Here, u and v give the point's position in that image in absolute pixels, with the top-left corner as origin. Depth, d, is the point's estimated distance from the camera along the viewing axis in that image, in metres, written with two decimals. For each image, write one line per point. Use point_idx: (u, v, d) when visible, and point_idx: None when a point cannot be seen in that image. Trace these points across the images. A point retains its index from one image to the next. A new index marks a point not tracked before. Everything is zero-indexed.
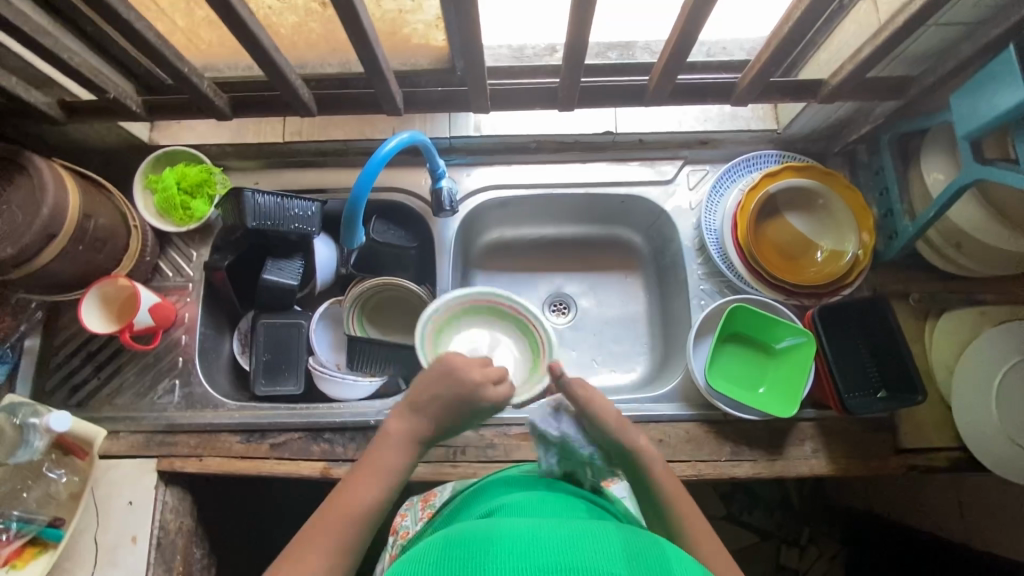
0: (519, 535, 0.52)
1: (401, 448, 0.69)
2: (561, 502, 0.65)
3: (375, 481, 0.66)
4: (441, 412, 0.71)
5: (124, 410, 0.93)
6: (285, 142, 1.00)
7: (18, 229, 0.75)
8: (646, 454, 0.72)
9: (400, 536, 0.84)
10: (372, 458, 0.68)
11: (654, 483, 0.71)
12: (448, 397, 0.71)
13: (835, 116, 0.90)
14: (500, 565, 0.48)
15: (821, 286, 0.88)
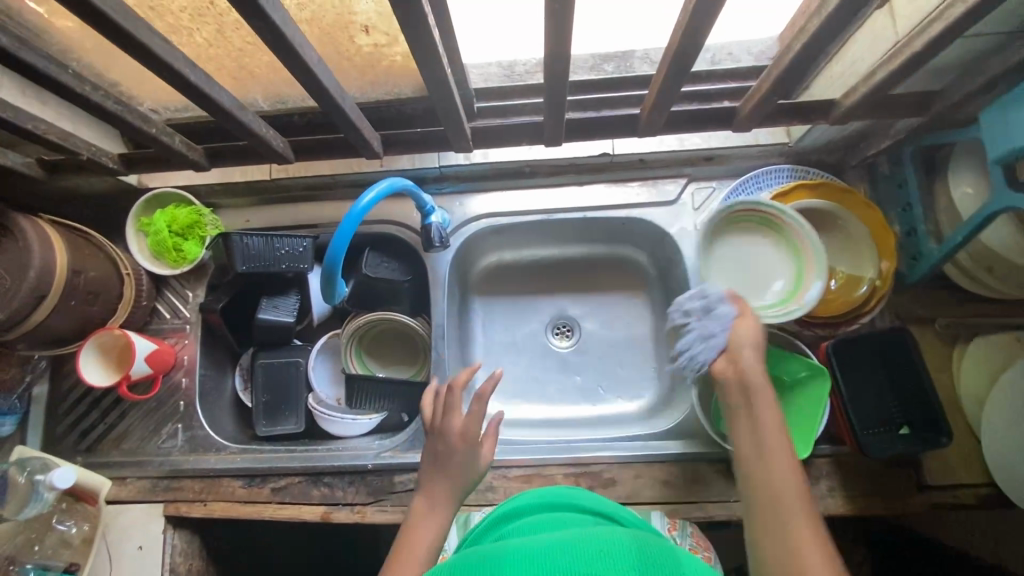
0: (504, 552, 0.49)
1: (427, 526, 0.65)
2: (568, 520, 0.62)
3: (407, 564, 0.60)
4: (455, 481, 0.69)
5: (130, 454, 0.94)
6: (272, 178, 0.97)
7: (8, 292, 0.75)
8: (755, 379, 0.66)
9: None
10: (404, 544, 0.63)
11: (750, 405, 0.64)
12: (455, 461, 0.70)
13: (852, 129, 0.83)
14: None
15: (838, 315, 0.82)
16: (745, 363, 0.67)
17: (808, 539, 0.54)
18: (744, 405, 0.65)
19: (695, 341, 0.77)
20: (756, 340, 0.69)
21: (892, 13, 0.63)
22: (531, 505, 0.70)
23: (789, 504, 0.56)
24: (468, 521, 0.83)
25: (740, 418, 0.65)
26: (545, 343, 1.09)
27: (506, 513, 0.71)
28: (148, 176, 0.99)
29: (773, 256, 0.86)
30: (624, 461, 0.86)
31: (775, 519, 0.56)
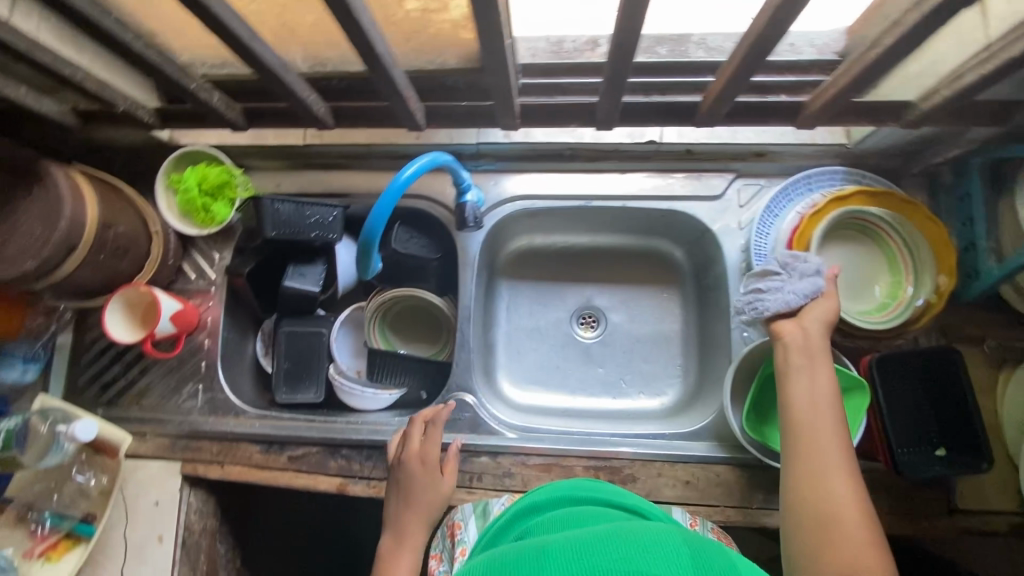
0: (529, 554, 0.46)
1: (405, 558, 0.76)
2: (594, 516, 0.59)
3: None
4: (419, 515, 0.78)
5: (150, 411, 0.95)
6: (305, 144, 0.95)
7: (37, 243, 0.74)
8: (818, 346, 0.70)
9: None
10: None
11: (812, 367, 0.69)
12: (417, 496, 0.80)
13: (917, 134, 0.78)
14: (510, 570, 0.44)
15: (884, 329, 0.78)
16: (819, 331, 0.71)
17: (847, 496, 0.61)
18: (807, 368, 0.69)
19: (773, 291, 0.75)
20: (832, 314, 0.71)
21: (988, 11, 0.58)
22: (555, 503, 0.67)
23: (832, 464, 0.63)
24: (487, 509, 0.80)
25: (798, 375, 0.69)
26: (570, 332, 1.07)
27: (527, 509, 0.69)
28: (180, 132, 0.97)
29: (874, 264, 0.82)
30: (646, 458, 0.84)
31: (819, 473, 0.63)
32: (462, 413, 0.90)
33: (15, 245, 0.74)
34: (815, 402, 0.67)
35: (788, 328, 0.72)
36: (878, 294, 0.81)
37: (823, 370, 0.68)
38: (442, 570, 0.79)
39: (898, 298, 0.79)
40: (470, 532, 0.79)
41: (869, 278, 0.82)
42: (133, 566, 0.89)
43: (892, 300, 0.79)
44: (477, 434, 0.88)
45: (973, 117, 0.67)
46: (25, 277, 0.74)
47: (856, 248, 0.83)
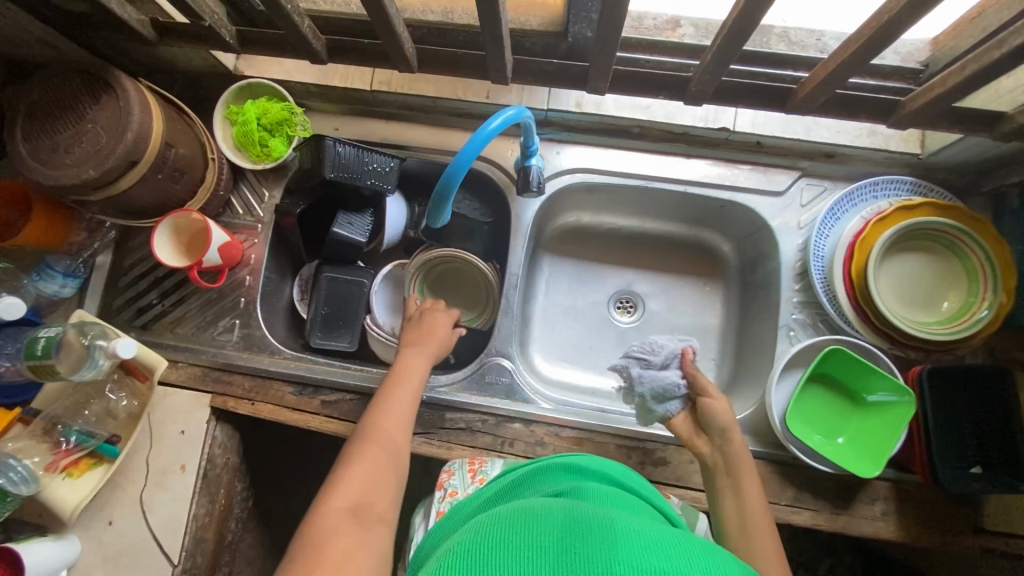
0: (600, 529, 0.46)
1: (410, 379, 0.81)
2: (630, 503, 0.60)
3: (400, 406, 0.77)
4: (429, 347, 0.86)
5: (185, 340, 0.94)
6: (371, 90, 0.92)
7: (101, 152, 0.73)
8: (738, 460, 0.74)
9: (447, 495, 0.77)
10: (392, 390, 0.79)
11: (737, 484, 0.72)
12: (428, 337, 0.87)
13: (998, 151, 0.77)
14: (584, 546, 0.44)
15: (936, 343, 0.78)
16: (730, 445, 0.75)
17: None
18: (731, 485, 0.73)
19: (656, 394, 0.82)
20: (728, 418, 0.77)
21: None
22: (589, 474, 0.67)
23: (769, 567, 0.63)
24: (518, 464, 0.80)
25: (725, 495, 0.72)
26: (607, 314, 1.06)
27: (563, 466, 0.68)
28: (245, 64, 0.95)
29: (945, 277, 0.81)
30: (681, 443, 0.84)
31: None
32: (500, 378, 0.89)
33: (80, 152, 0.73)
34: (743, 513, 0.69)
35: (705, 448, 0.78)
36: (946, 309, 0.81)
37: (746, 485, 0.71)
38: (452, 486, 0.78)
39: (970, 313, 0.78)
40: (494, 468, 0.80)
41: (938, 290, 0.81)
42: (153, 491, 0.88)
43: (962, 316, 0.78)
44: (512, 400, 0.88)
45: None
46: (85, 186, 0.73)
47: (926, 260, 0.82)
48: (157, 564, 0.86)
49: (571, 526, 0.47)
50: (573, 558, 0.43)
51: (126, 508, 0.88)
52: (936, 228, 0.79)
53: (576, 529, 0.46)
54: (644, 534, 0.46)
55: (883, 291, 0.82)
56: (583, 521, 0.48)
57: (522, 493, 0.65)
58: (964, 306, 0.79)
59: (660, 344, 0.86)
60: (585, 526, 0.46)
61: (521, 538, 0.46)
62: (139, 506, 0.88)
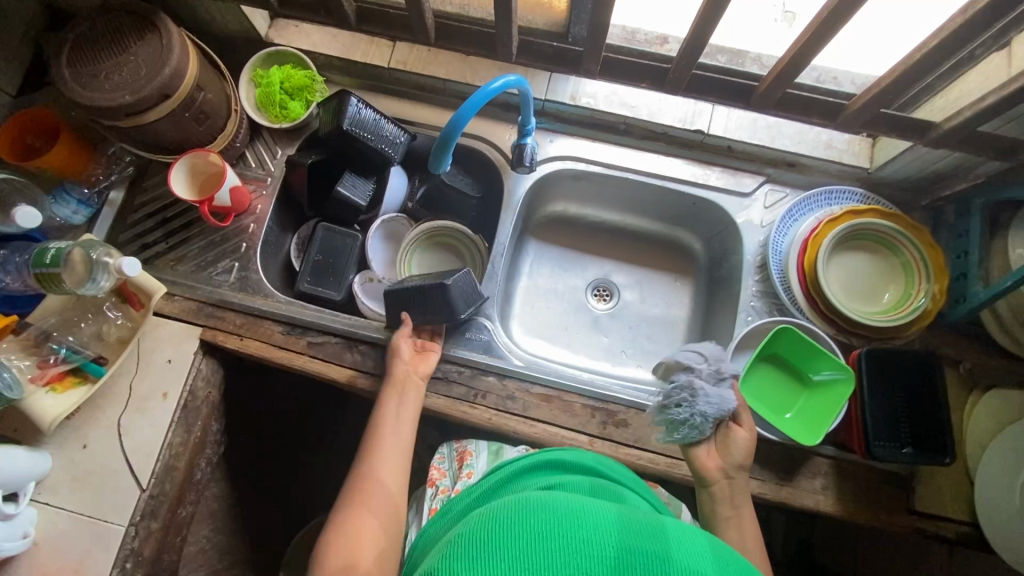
0: (594, 518, 0.51)
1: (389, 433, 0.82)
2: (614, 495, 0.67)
3: (386, 466, 0.78)
4: (394, 399, 0.85)
5: (183, 277, 0.98)
6: (388, 67, 1.02)
7: (139, 82, 0.80)
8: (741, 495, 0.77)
9: (437, 492, 0.86)
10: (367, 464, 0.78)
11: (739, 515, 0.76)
12: (393, 386, 0.86)
13: (934, 166, 0.89)
14: (573, 533, 0.48)
15: (878, 329, 0.87)
16: (738, 482, 0.78)
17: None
18: (733, 517, 0.76)
19: (700, 395, 0.79)
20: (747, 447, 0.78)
21: (1014, 52, 0.70)
22: (580, 469, 0.74)
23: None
24: (499, 449, 0.88)
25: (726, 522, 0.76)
26: (584, 299, 1.13)
27: (553, 462, 0.74)
28: (276, 34, 1.04)
29: (886, 274, 0.91)
30: (641, 407, 0.90)
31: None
32: (479, 335, 0.95)
33: (118, 79, 0.80)
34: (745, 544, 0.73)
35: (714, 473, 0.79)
36: (886, 301, 0.90)
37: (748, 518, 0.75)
38: (442, 484, 0.87)
39: (906, 304, 0.87)
40: (479, 461, 0.87)
41: (879, 284, 0.91)
42: (132, 416, 0.91)
43: (901, 307, 0.88)
44: (487, 356, 0.94)
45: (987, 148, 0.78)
46: (118, 109, 0.80)
47: (870, 258, 0.92)
48: (126, 486, 0.88)
49: (566, 510, 0.51)
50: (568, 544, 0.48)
51: (102, 430, 0.90)
52: (879, 230, 0.90)
53: (571, 516, 0.51)
54: (640, 523, 0.52)
55: (832, 282, 0.91)
56: (576, 507, 0.52)
57: (518, 485, 0.71)
58: (901, 299, 0.89)
59: (725, 365, 0.83)
60: (577, 516, 0.51)
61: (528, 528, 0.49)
62: (116, 429, 0.90)
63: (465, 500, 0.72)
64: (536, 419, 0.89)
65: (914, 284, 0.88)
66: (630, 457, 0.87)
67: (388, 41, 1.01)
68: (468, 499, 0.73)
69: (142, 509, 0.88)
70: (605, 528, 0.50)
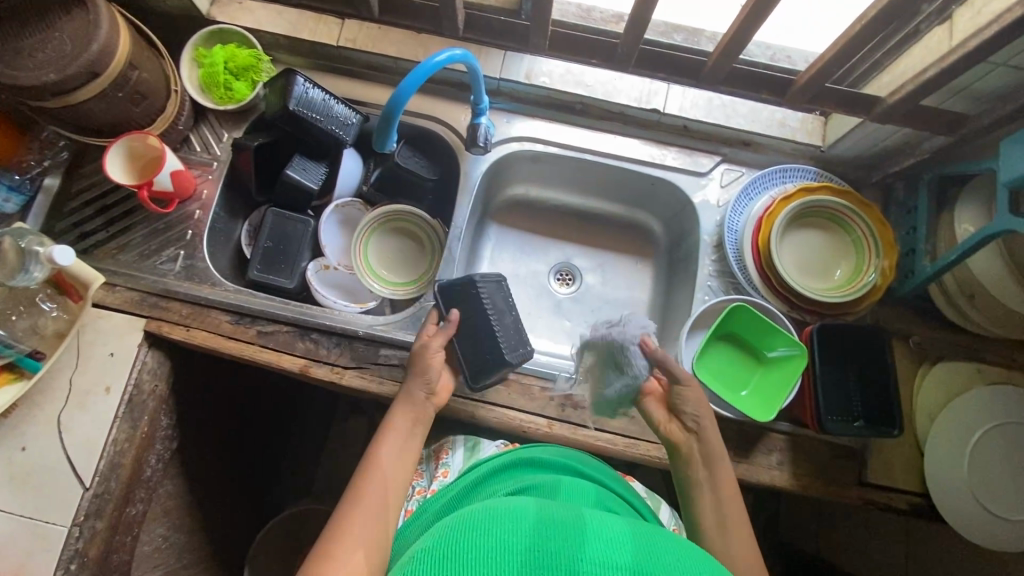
0: (525, 520, 0.52)
1: (395, 445, 0.74)
2: (577, 490, 0.67)
3: (389, 473, 0.71)
4: (404, 425, 0.77)
5: (125, 267, 0.94)
6: (337, 46, 0.99)
7: (65, 59, 0.76)
8: (716, 457, 0.76)
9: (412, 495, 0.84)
10: (361, 483, 0.69)
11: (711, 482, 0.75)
12: (407, 411, 0.78)
13: (884, 142, 0.90)
14: (501, 535, 0.49)
15: (829, 305, 0.88)
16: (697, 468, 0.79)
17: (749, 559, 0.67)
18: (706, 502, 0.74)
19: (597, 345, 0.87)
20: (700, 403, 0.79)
21: (953, 24, 0.70)
22: (556, 468, 0.75)
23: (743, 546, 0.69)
24: (476, 445, 0.87)
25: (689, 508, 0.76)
26: (546, 283, 1.12)
27: (530, 462, 0.75)
28: (218, 11, 1.00)
29: (839, 251, 0.92)
30: None
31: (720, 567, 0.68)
32: None
33: (42, 57, 0.76)
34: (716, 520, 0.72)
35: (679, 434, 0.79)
36: (839, 278, 0.91)
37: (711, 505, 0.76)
38: (420, 485, 0.85)
39: (857, 280, 0.89)
40: (456, 459, 0.86)
41: (832, 260, 0.92)
42: (73, 413, 0.87)
43: (853, 283, 0.89)
44: None
45: (931, 122, 0.79)
46: (42, 89, 0.76)
47: (823, 235, 0.93)
48: (69, 485, 0.85)
49: (500, 517, 0.52)
50: (499, 543, 0.48)
51: (41, 428, 0.86)
52: (831, 207, 0.90)
53: (502, 521, 0.51)
54: (573, 520, 0.52)
55: (786, 259, 0.92)
56: (511, 513, 0.53)
57: (489, 486, 0.72)
58: (853, 275, 0.90)
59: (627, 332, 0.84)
60: (507, 520, 0.52)
61: (464, 535, 0.50)
62: (56, 426, 0.86)
63: (438, 499, 0.72)
64: (494, 403, 0.88)
65: (865, 260, 0.89)
66: (589, 439, 0.87)
67: (335, 18, 0.98)
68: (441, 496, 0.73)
69: (86, 508, 0.85)
70: (535, 528, 0.50)
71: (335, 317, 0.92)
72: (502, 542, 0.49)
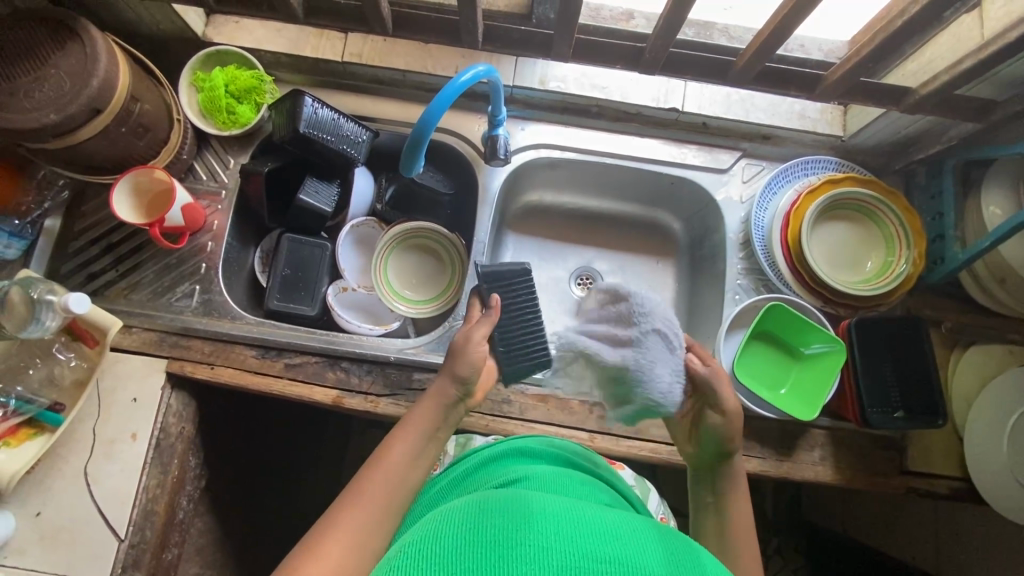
0: (510, 513, 0.48)
1: (411, 438, 0.65)
2: (571, 484, 0.63)
3: (399, 466, 0.62)
4: (423, 430, 0.66)
5: (139, 306, 0.90)
6: (342, 61, 0.95)
7: (64, 98, 0.72)
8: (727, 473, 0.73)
9: None
10: (364, 483, 0.60)
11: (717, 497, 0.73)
12: (430, 416, 0.67)
13: (906, 131, 0.89)
14: (517, 537, 0.44)
15: (863, 298, 0.88)
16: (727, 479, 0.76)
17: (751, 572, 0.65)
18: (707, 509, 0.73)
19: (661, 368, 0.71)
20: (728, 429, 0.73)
21: (985, 13, 0.70)
22: (550, 458, 0.71)
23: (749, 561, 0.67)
24: (468, 443, 0.87)
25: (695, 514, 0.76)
26: (568, 290, 1.10)
27: (524, 451, 0.72)
28: (214, 32, 0.96)
29: (868, 241, 0.92)
30: None
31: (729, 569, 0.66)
32: None
33: (39, 96, 0.72)
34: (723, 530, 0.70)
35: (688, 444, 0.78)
36: (869, 269, 0.91)
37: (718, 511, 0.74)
38: None
39: (888, 271, 0.89)
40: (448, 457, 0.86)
41: (861, 251, 0.92)
42: (100, 463, 0.84)
43: (886, 274, 0.88)
44: None
45: (961, 110, 0.78)
46: (42, 131, 0.72)
47: (851, 226, 0.92)
48: (102, 539, 0.82)
49: (491, 510, 0.48)
50: (517, 545, 0.44)
51: (67, 481, 0.83)
52: (858, 198, 0.90)
53: (489, 517, 0.47)
54: (601, 522, 0.48)
55: (816, 254, 0.92)
56: (494, 505, 0.49)
57: (480, 479, 0.68)
58: (884, 265, 0.90)
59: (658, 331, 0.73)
60: (497, 514, 0.47)
61: (479, 539, 0.45)
62: (82, 478, 0.83)
63: (430, 489, 0.72)
64: (533, 420, 0.88)
65: (897, 249, 0.88)
66: (632, 451, 0.86)
67: (339, 33, 0.94)
68: (433, 488, 0.72)
69: (122, 561, 0.82)
70: (524, 521, 0.46)
71: (359, 342, 0.90)
72: (523, 545, 0.44)
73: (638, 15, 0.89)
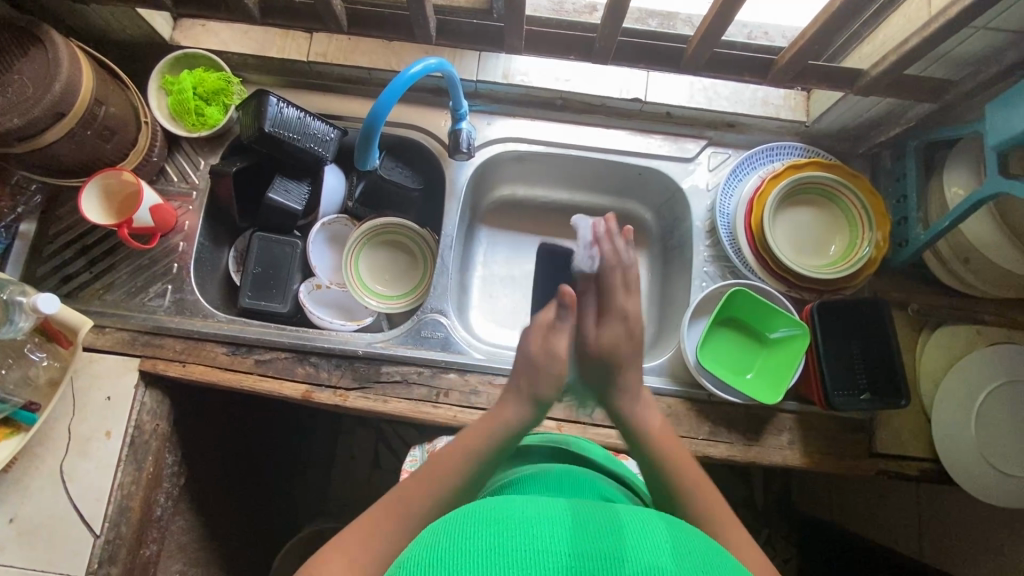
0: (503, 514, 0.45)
1: (458, 457, 0.65)
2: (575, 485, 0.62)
3: (444, 482, 0.63)
4: (476, 450, 0.66)
5: (112, 307, 0.92)
6: (307, 61, 0.97)
7: (26, 102, 0.73)
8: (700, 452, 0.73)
9: None
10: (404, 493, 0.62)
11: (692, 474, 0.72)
12: (482, 436, 0.67)
13: (866, 114, 0.90)
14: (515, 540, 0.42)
15: (827, 282, 0.88)
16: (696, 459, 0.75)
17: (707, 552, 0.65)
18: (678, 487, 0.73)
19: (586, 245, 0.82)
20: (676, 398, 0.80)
21: None
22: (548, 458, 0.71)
23: None
24: None
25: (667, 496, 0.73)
26: None
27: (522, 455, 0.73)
28: (182, 36, 0.98)
29: (831, 225, 0.92)
30: None
31: None
32: (436, 332, 0.93)
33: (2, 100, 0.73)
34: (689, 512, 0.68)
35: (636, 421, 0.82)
36: (833, 253, 0.92)
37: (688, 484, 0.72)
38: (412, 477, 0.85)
39: (851, 255, 0.89)
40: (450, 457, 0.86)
41: (825, 235, 0.92)
42: (76, 460, 0.85)
43: (848, 258, 0.89)
44: (446, 353, 0.91)
45: (916, 91, 0.79)
46: (8, 135, 0.73)
47: (815, 209, 0.93)
48: (79, 536, 0.83)
49: (482, 516, 0.46)
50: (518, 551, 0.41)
51: (44, 479, 0.85)
52: (820, 182, 0.90)
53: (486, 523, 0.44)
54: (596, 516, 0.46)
55: (780, 238, 0.92)
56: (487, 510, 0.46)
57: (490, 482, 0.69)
58: (847, 249, 0.90)
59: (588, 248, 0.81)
60: (491, 521, 0.44)
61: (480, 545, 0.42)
62: (59, 476, 0.85)
63: None
64: None
65: (860, 232, 0.89)
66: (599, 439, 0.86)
67: (303, 33, 0.96)
68: None
69: (99, 556, 0.83)
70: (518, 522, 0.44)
71: (327, 338, 0.91)
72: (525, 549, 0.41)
73: (600, 7, 0.90)
